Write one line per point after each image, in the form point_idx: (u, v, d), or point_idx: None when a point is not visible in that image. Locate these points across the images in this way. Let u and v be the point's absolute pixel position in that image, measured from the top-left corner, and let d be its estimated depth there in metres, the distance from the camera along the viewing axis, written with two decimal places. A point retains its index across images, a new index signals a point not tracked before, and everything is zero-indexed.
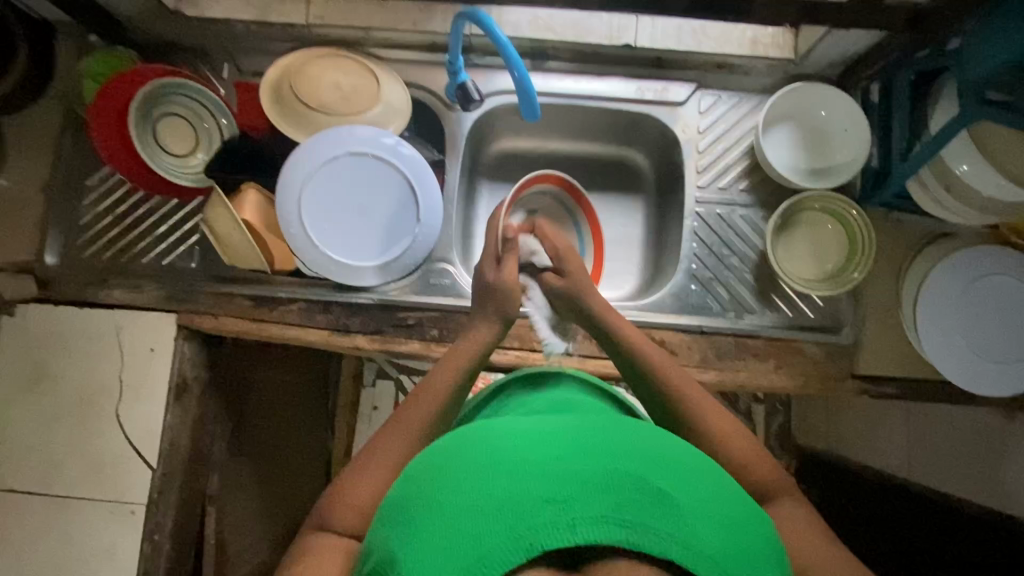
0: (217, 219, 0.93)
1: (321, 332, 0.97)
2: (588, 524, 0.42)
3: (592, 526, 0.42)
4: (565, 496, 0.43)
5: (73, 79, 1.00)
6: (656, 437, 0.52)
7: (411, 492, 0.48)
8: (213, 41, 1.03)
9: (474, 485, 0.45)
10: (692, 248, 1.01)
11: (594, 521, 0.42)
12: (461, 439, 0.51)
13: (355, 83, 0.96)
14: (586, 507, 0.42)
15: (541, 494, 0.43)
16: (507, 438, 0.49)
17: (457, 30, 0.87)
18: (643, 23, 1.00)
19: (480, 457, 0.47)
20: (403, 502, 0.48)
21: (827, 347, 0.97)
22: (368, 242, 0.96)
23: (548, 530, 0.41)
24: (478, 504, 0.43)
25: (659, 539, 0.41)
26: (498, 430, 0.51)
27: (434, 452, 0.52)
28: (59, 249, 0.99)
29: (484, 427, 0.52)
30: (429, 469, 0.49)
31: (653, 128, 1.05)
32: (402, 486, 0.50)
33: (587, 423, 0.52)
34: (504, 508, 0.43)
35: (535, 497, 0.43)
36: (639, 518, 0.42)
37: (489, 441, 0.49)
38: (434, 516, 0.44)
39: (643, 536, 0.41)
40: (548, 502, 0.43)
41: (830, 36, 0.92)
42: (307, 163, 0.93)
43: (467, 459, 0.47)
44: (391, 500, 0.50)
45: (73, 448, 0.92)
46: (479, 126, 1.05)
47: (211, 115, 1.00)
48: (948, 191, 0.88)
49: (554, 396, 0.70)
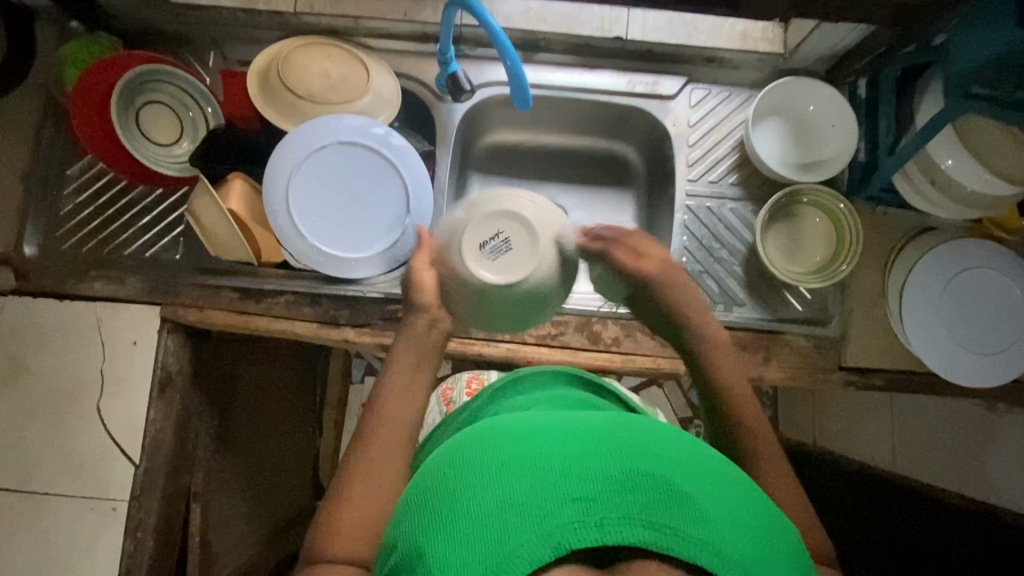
0: (203, 210, 0.91)
1: (309, 324, 0.95)
2: (615, 524, 0.41)
3: (619, 526, 0.41)
4: (592, 496, 0.42)
5: (53, 65, 0.97)
6: (678, 437, 0.51)
7: (433, 486, 0.48)
8: (197, 29, 1.01)
9: (498, 480, 0.44)
10: (682, 242, 1.01)
11: (621, 521, 0.41)
12: (480, 435, 0.51)
13: (344, 72, 0.95)
14: (612, 508, 0.42)
15: (567, 492, 0.42)
16: (528, 433, 0.49)
17: (449, 19, 0.86)
18: (634, 16, 1.00)
19: (502, 452, 0.47)
20: (425, 495, 0.48)
21: (814, 339, 0.98)
22: (362, 234, 0.95)
23: (575, 528, 0.41)
24: (502, 502, 0.43)
25: (686, 542, 0.40)
26: (518, 426, 0.50)
27: (453, 445, 0.52)
28: (39, 240, 0.97)
29: (502, 423, 0.52)
30: (450, 463, 0.49)
31: (643, 121, 1.06)
32: (424, 479, 0.50)
33: (609, 421, 0.51)
34: (528, 506, 0.42)
35: (561, 496, 0.42)
36: (667, 520, 0.41)
37: (511, 437, 0.49)
38: (458, 510, 0.44)
39: (671, 539, 0.40)
40: (574, 501, 0.42)
41: (819, 30, 0.93)
42: (297, 153, 0.91)
43: (489, 455, 0.47)
44: (412, 492, 0.50)
45: (53, 443, 0.89)
46: (470, 118, 1.05)
47: (197, 104, 0.98)
48: (933, 185, 0.90)
49: (551, 396, 0.69)
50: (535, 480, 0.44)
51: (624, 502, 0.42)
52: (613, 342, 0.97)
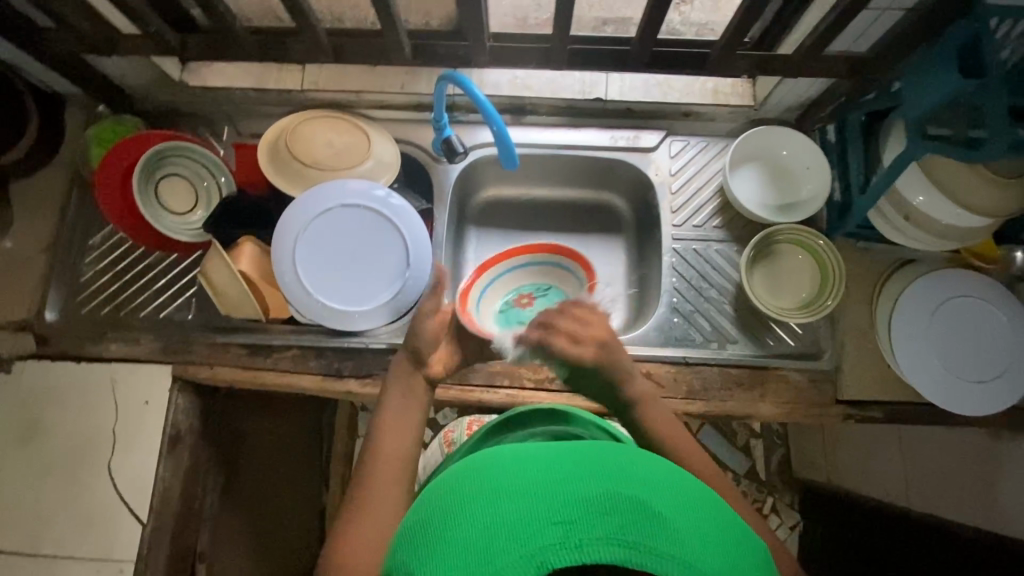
0: (214, 270, 0.96)
1: (314, 378, 0.98)
2: (593, 544, 0.43)
3: (597, 546, 0.43)
4: (571, 519, 0.44)
5: (81, 145, 1.06)
6: (656, 465, 0.54)
7: (427, 515, 0.50)
8: (214, 108, 1.11)
9: (483, 511, 0.47)
10: (672, 283, 1.05)
11: (598, 541, 0.43)
12: (469, 471, 0.53)
13: (345, 140, 1.03)
14: (590, 528, 0.44)
15: (550, 515, 0.45)
16: (514, 467, 0.51)
17: (440, 91, 0.94)
18: (612, 79, 1.08)
19: (488, 484, 0.49)
20: (418, 526, 0.50)
21: (809, 373, 1.00)
22: (362, 289, 0.99)
23: (556, 549, 0.43)
24: (490, 528, 0.45)
25: (660, 559, 0.42)
26: (506, 459, 0.53)
27: (446, 481, 0.54)
28: (60, 306, 1.02)
29: (491, 458, 0.55)
30: (444, 494, 0.52)
31: (627, 172, 1.12)
32: (417, 513, 0.53)
33: (590, 451, 0.54)
34: (513, 531, 0.44)
35: (545, 518, 0.45)
36: (642, 539, 0.43)
37: (498, 469, 0.51)
38: (448, 536, 0.46)
39: (645, 557, 0.42)
40: (555, 523, 0.44)
41: (784, 83, 1.00)
42: (301, 214, 0.97)
43: (477, 488, 0.49)
44: (407, 526, 0.52)
45: (64, 504, 0.92)
46: (465, 177, 1.12)
47: (211, 174, 1.05)
48: (907, 220, 0.94)
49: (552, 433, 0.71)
50: (520, 506, 0.46)
51: (603, 523, 0.44)
52: None
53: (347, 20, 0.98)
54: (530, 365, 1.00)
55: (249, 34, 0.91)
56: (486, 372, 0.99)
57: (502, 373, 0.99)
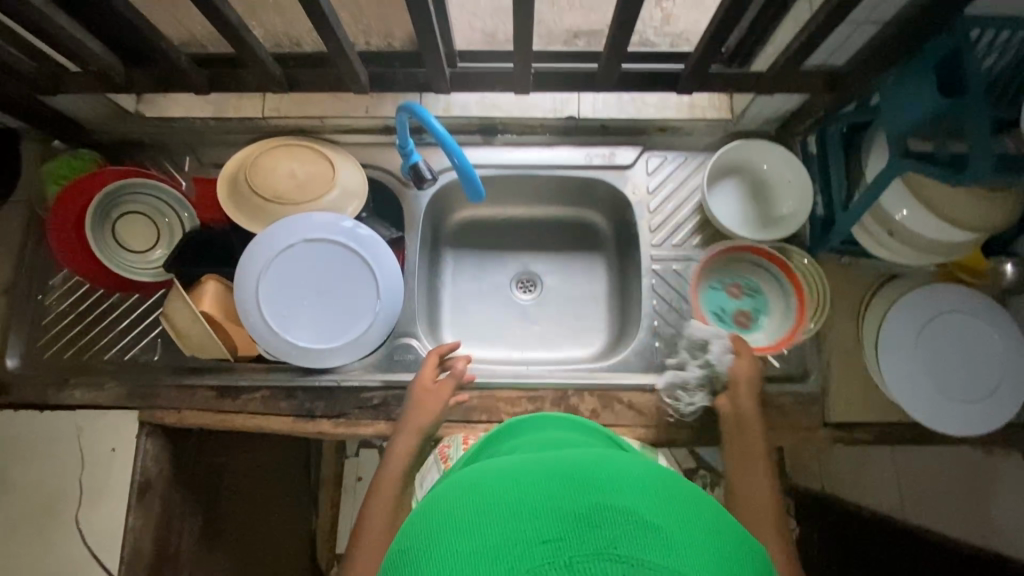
0: (176, 313, 0.93)
1: (284, 419, 0.96)
2: (588, 562, 0.36)
3: (592, 566, 0.35)
4: (562, 535, 0.37)
5: (36, 183, 1.02)
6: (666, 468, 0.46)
7: (401, 540, 0.43)
8: (173, 137, 1.06)
9: (458, 528, 0.40)
10: (652, 306, 1.02)
11: (595, 560, 0.36)
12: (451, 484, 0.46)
13: (309, 170, 0.99)
14: (583, 545, 0.36)
15: (538, 532, 0.38)
16: (498, 477, 0.44)
17: (402, 121, 0.91)
18: (585, 96, 1.05)
19: (467, 497, 0.42)
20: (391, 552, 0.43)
21: (795, 396, 0.97)
22: (332, 324, 0.96)
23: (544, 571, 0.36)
24: (467, 547, 0.38)
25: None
26: (490, 470, 0.46)
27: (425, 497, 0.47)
28: (22, 351, 0.99)
29: (474, 469, 0.48)
30: (419, 514, 0.45)
31: (605, 190, 1.09)
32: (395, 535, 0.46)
33: (588, 456, 0.47)
34: (494, 551, 0.37)
35: (531, 537, 0.37)
36: (648, 556, 0.36)
37: (481, 480, 0.44)
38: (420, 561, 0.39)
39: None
40: (544, 542, 0.37)
41: (759, 98, 0.97)
42: (265, 250, 0.93)
43: (454, 502, 0.43)
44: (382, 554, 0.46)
45: (28, 560, 0.88)
46: (436, 202, 1.08)
47: (172, 210, 1.01)
48: (892, 236, 0.91)
49: (546, 434, 0.64)
50: (501, 521, 0.39)
51: (599, 536, 0.37)
52: (591, 413, 0.96)
53: (304, 45, 0.93)
54: (506, 397, 0.97)
55: (197, 68, 0.88)
56: (464, 408, 0.96)
57: (479, 408, 0.97)
